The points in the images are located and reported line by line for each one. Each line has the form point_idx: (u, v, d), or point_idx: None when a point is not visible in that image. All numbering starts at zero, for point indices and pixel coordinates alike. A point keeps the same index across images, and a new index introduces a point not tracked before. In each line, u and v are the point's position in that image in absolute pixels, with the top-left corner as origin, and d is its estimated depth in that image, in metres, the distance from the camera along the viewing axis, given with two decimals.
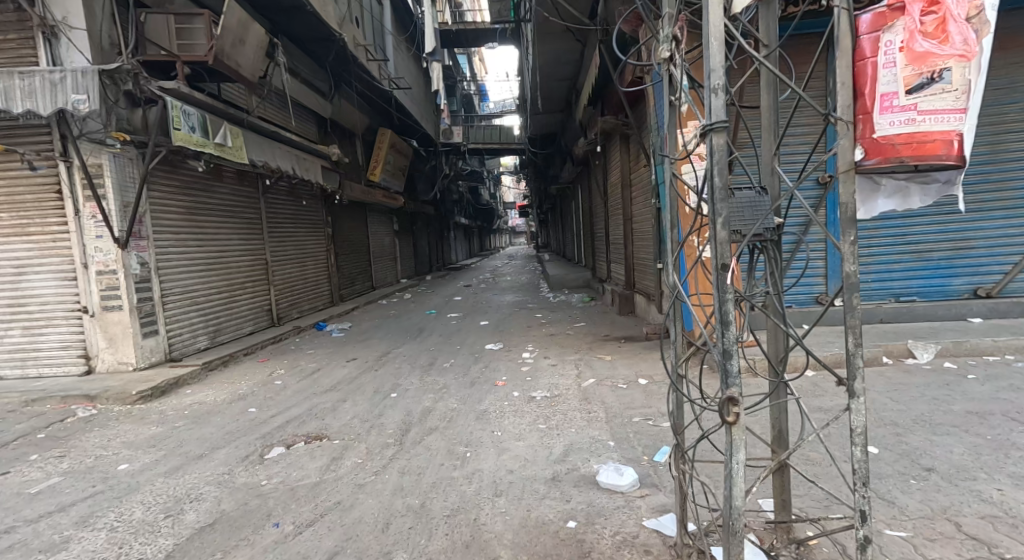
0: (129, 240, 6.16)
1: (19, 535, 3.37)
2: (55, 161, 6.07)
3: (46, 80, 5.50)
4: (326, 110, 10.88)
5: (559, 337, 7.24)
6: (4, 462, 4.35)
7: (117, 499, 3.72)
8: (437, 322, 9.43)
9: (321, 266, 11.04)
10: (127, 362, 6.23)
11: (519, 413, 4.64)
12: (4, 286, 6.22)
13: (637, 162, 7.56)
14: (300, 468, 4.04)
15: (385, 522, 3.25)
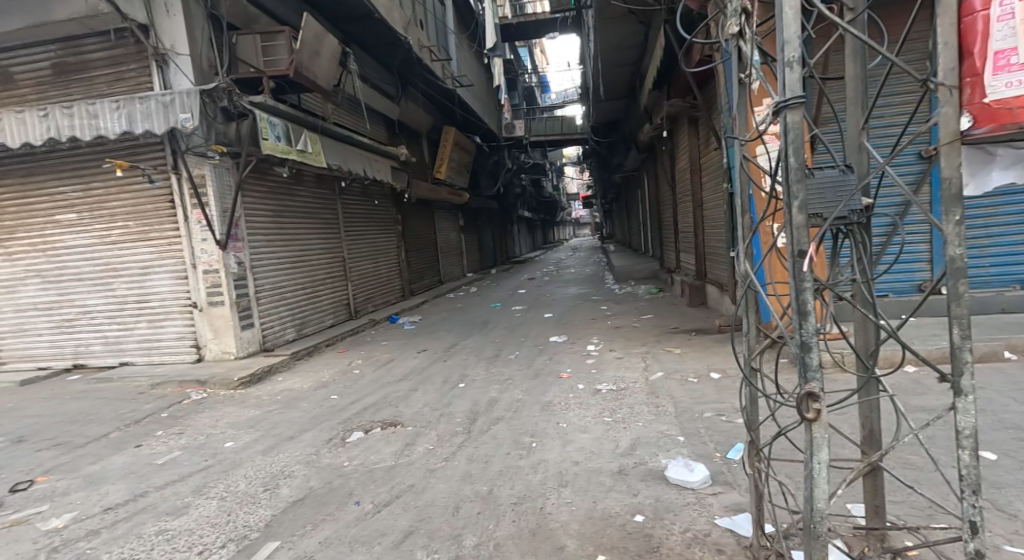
0: (228, 242, 6.65)
1: (147, 499, 3.71)
2: (170, 173, 6.57)
3: (159, 102, 5.95)
4: (394, 112, 11.22)
5: (624, 329, 7.13)
6: (136, 437, 4.84)
7: (223, 474, 4.03)
8: (501, 315, 9.51)
9: (393, 261, 11.43)
10: (230, 352, 6.73)
11: (584, 406, 4.60)
12: (131, 286, 6.84)
13: (706, 146, 7.32)
14: (377, 452, 4.21)
15: (456, 506, 3.32)
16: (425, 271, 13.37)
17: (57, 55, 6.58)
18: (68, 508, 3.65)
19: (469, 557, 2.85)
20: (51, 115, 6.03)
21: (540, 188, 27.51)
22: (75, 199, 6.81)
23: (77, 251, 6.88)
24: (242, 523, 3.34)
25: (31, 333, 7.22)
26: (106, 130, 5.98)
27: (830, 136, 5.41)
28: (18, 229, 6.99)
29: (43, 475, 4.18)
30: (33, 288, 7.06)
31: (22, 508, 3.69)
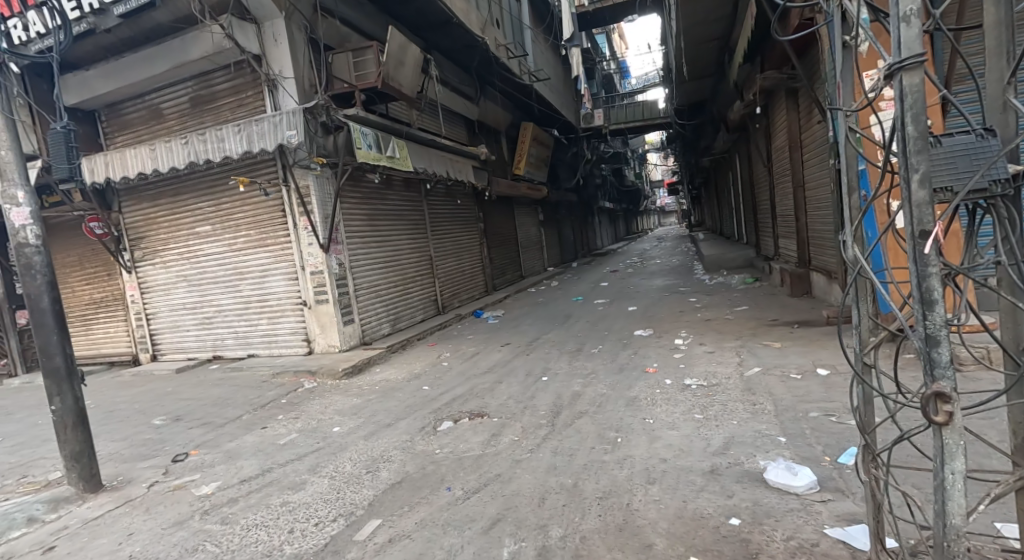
0: (330, 245, 7.08)
1: (271, 475, 4.05)
2: (282, 186, 7.10)
3: (270, 122, 6.40)
4: (473, 114, 11.44)
5: (716, 322, 6.83)
6: (259, 420, 5.30)
7: (332, 455, 4.31)
8: (582, 309, 9.40)
9: (477, 259, 11.66)
10: (334, 345, 7.16)
11: (672, 402, 4.45)
12: (253, 287, 7.50)
13: (808, 119, 6.80)
14: (466, 441, 4.31)
15: (541, 497, 3.34)
16: (507, 266, 13.49)
17: (193, 90, 7.37)
18: (212, 479, 4.06)
19: (555, 548, 2.84)
20: (190, 142, 6.69)
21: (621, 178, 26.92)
22: (210, 213, 7.57)
23: (214, 258, 7.67)
24: (350, 501, 3.54)
25: (179, 330, 8.12)
26: (230, 152, 6.53)
27: (965, 95, 4.88)
28: (169, 240, 7.88)
29: (194, 448, 4.69)
30: (183, 292, 7.96)
31: (179, 476, 4.16)
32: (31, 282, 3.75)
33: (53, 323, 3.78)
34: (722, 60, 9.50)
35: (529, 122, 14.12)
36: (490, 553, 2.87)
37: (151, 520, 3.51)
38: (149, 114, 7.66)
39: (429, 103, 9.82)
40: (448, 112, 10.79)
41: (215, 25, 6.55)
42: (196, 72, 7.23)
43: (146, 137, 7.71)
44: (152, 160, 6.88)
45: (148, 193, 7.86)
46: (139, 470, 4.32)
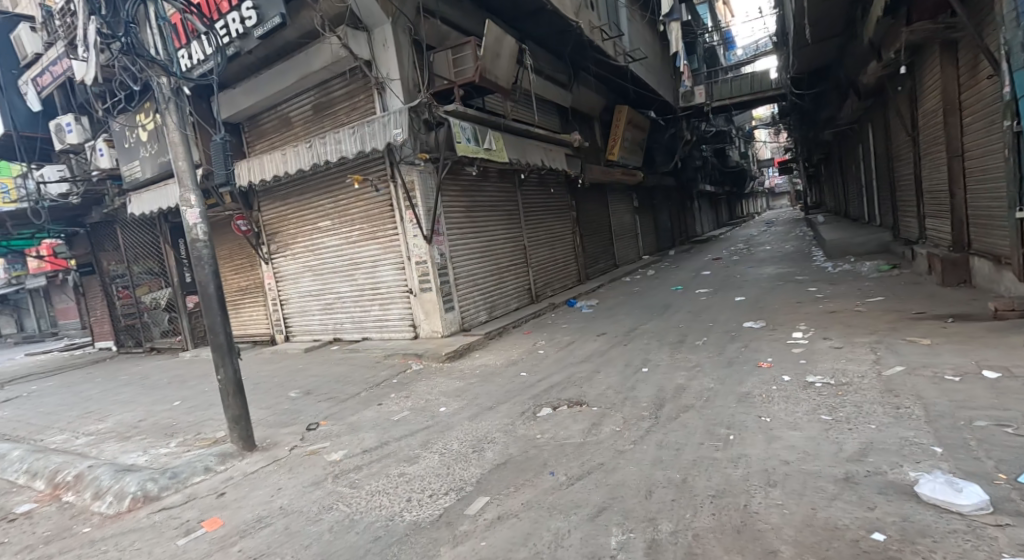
0: (433, 237, 7.35)
1: (389, 447, 4.47)
2: (390, 182, 7.46)
3: (380, 122, 6.74)
4: (566, 101, 11.30)
5: (843, 314, 6.25)
6: (373, 399, 5.68)
7: (440, 434, 4.57)
8: (683, 299, 9.01)
9: (571, 247, 11.59)
10: (437, 331, 7.44)
11: (794, 400, 4.13)
12: (366, 276, 7.97)
13: (973, 73, 5.97)
14: (566, 428, 4.31)
15: (648, 490, 3.25)
16: (601, 253, 13.27)
17: (314, 98, 7.91)
18: (341, 446, 4.62)
19: (665, 542, 2.78)
20: (313, 146, 7.24)
21: (725, 157, 25.46)
22: (330, 209, 8.14)
23: (333, 250, 8.26)
24: (460, 478, 3.77)
25: (305, 316, 8.88)
26: (347, 152, 6.95)
27: None
28: (297, 235, 8.61)
29: (324, 419, 5.28)
30: (308, 282, 8.67)
31: (313, 443, 4.79)
32: (204, 271, 4.53)
33: (218, 305, 4.46)
34: (854, 16, 8.60)
35: (623, 104, 13.74)
36: (598, 541, 2.87)
37: (295, 478, 4.16)
38: (280, 122, 8.35)
39: (522, 94, 9.90)
40: (541, 102, 10.80)
41: (333, 37, 7.02)
42: (316, 82, 7.75)
43: (278, 144, 8.43)
44: (282, 164, 7.55)
45: (280, 193, 8.62)
46: (282, 434, 5.03)
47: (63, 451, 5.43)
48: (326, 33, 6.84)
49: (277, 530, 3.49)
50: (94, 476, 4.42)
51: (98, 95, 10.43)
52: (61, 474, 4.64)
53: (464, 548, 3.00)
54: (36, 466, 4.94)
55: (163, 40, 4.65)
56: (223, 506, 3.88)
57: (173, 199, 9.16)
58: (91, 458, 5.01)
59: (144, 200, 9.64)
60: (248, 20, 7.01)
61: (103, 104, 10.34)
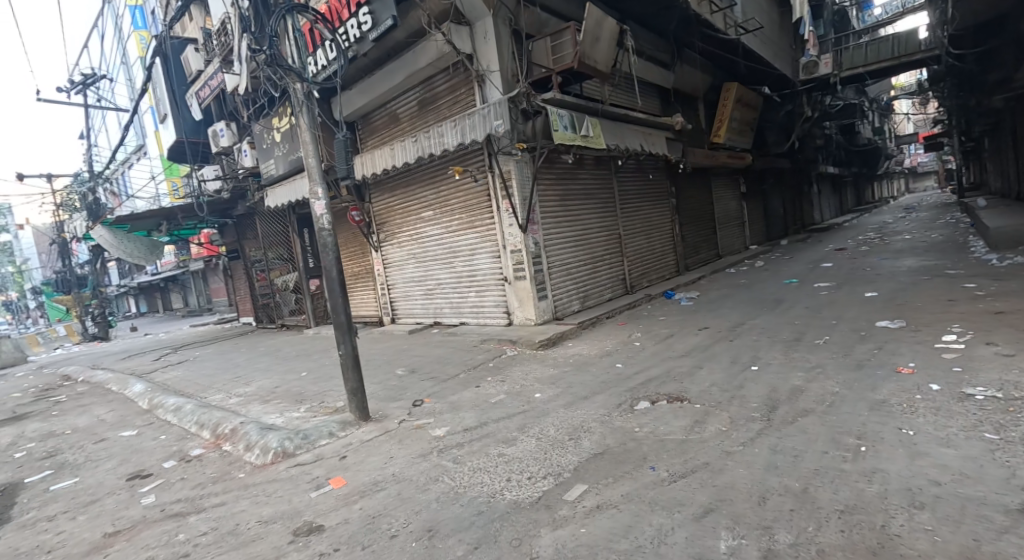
0: (529, 225, 7.38)
1: (488, 428, 4.58)
2: (488, 173, 7.59)
3: (481, 114, 6.87)
4: (667, 83, 10.83)
5: (1008, 316, 5.40)
6: (472, 380, 5.85)
7: (537, 419, 4.62)
8: (799, 294, 8.27)
9: (671, 236, 11.12)
10: (531, 319, 7.48)
11: (948, 414, 3.64)
12: (464, 264, 8.19)
13: None
14: (667, 424, 4.15)
15: (761, 496, 3.06)
16: (703, 243, 12.56)
17: (419, 94, 8.20)
18: (444, 423, 4.79)
19: (784, 554, 2.63)
20: (419, 140, 7.57)
21: (851, 133, 23.26)
22: (431, 199, 8.46)
23: (434, 239, 8.58)
24: (557, 463, 3.80)
25: (409, 300, 9.32)
26: (449, 144, 7.18)
27: None
28: (402, 225, 9.04)
29: (427, 397, 5.52)
30: (412, 268, 9.07)
31: (419, 418, 5.02)
32: (327, 254, 4.91)
33: (338, 286, 4.80)
34: None
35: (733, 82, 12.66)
36: (704, 543, 2.78)
37: (405, 449, 4.41)
38: (388, 119, 8.80)
39: (622, 78, 9.60)
40: (642, 85, 10.42)
41: (437, 34, 7.33)
42: (420, 79, 8.03)
43: (386, 139, 8.90)
44: (391, 158, 8.01)
45: (388, 185, 9.11)
46: (391, 408, 5.33)
47: (217, 408, 6.19)
48: (432, 31, 7.13)
49: (390, 495, 3.72)
50: (245, 431, 5.09)
51: (243, 102, 11.77)
52: (223, 426, 5.41)
53: (564, 532, 3.04)
54: (203, 418, 5.85)
55: (297, 49, 4.97)
56: (345, 467, 4.22)
57: (303, 189, 9.92)
58: (240, 415, 5.67)
59: (279, 194, 10.59)
60: (365, 24, 7.39)
61: (247, 110, 11.68)
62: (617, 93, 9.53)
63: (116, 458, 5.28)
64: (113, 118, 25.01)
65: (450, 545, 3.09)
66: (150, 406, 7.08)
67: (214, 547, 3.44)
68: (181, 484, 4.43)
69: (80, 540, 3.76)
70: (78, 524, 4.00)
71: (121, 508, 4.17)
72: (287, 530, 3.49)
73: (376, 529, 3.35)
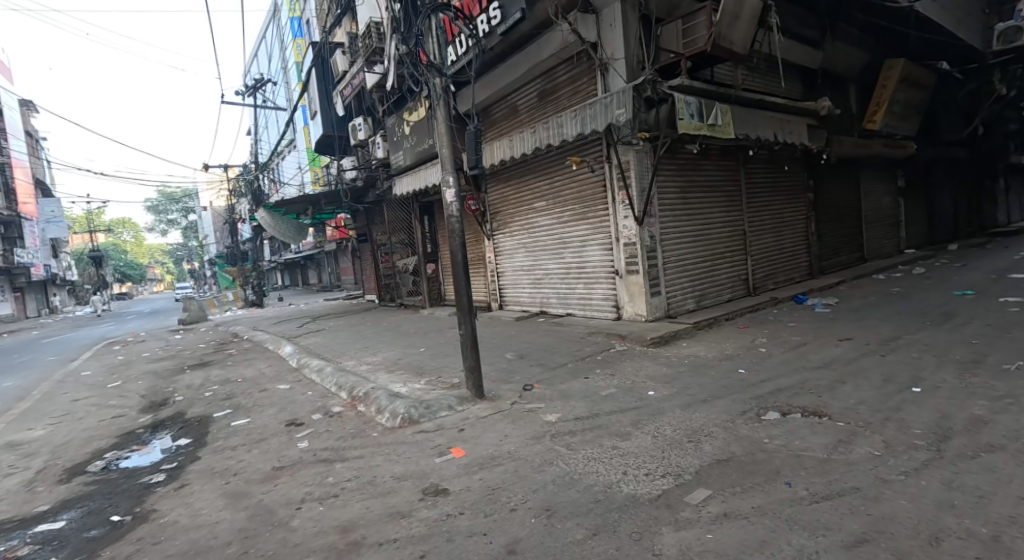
0: (645, 218, 7.31)
1: (602, 419, 4.59)
2: (605, 164, 7.67)
3: (601, 104, 6.93)
4: (815, 62, 9.68)
5: None
6: (581, 371, 5.93)
7: (652, 416, 4.53)
8: (977, 307, 7.07)
9: (811, 235, 10.14)
10: (641, 314, 7.44)
11: None
12: (575, 255, 8.42)
13: None
14: (804, 439, 3.79)
15: (933, 535, 2.70)
16: (849, 245, 11.22)
17: (541, 85, 8.38)
18: (555, 409, 4.90)
19: None
20: (538, 131, 7.90)
21: None
22: (545, 191, 8.85)
23: (545, 229, 8.97)
24: (676, 463, 3.67)
25: (518, 288, 9.85)
26: (568, 134, 7.36)
27: None
28: (517, 215, 9.58)
29: (537, 382, 5.69)
30: (522, 257, 9.58)
31: (530, 401, 5.18)
32: (454, 241, 5.32)
33: (462, 270, 5.13)
34: None
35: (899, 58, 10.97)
36: None
37: (519, 429, 4.56)
38: (508, 111, 9.21)
39: (761, 59, 8.79)
40: (786, 66, 9.46)
41: (564, 24, 7.40)
42: (543, 70, 8.18)
43: (505, 131, 9.41)
44: (509, 150, 8.55)
45: (506, 176, 9.68)
46: (503, 389, 5.57)
47: (351, 373, 6.88)
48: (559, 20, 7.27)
49: (506, 471, 3.87)
50: (376, 395, 5.62)
51: (379, 100, 13.05)
52: (357, 390, 5.99)
53: (689, 535, 2.93)
54: (342, 380, 6.55)
55: (439, 47, 5.37)
56: (464, 439, 4.46)
57: (432, 178, 10.62)
58: (372, 381, 6.25)
59: (404, 183, 11.74)
60: (495, 19, 8.21)
61: (382, 106, 12.93)
62: (754, 77, 8.70)
63: (277, 406, 6.10)
64: (275, 115, 28.59)
65: (568, 528, 3.12)
66: (300, 365, 8.06)
67: (356, 493, 3.82)
68: (328, 434, 5.00)
69: (254, 469, 4.40)
70: (252, 455, 4.68)
71: (283, 448, 4.81)
72: (417, 488, 3.78)
73: (497, 500, 3.49)
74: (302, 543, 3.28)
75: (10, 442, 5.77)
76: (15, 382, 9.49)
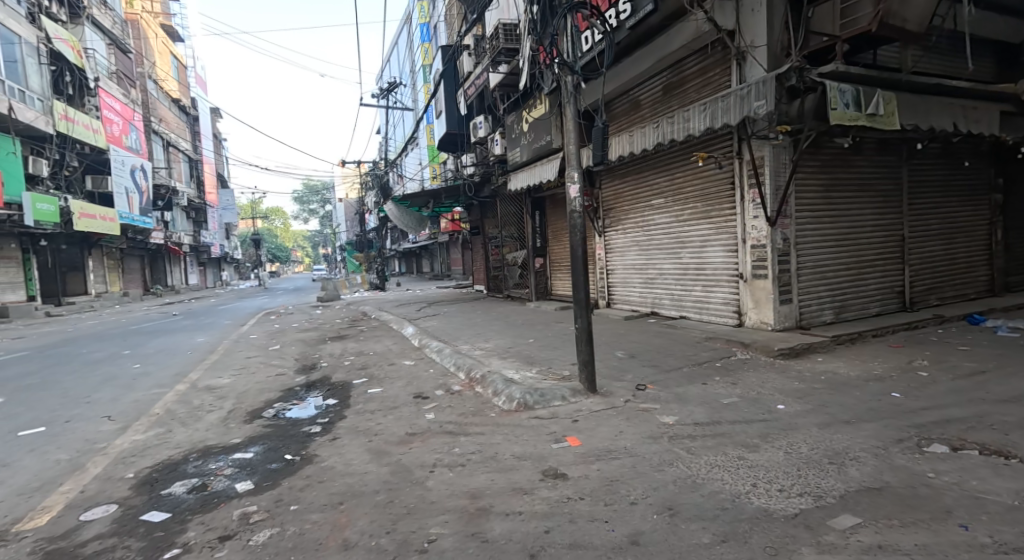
0: (778, 218, 6.95)
1: (722, 427, 4.48)
2: (735, 159, 7.45)
3: (736, 96, 6.55)
4: (1018, 35, 8.18)
5: None
6: (699, 377, 5.80)
7: (781, 431, 4.32)
8: None
9: (991, 242, 8.71)
10: (767, 322, 7.12)
11: None
12: (694, 255, 8.31)
13: None
14: (983, 480, 3.38)
15: None
16: None
17: (666, 78, 8.44)
18: (671, 412, 4.87)
19: None
20: (660, 126, 7.87)
21: None
22: (664, 187, 8.87)
23: (661, 227, 9.00)
24: (817, 484, 3.48)
25: (628, 286, 10.06)
26: (694, 130, 7.19)
27: None
28: (632, 212, 9.72)
29: (651, 383, 5.68)
30: (635, 255, 9.75)
31: (644, 401, 5.20)
32: (575, 236, 5.45)
33: (581, 265, 5.29)
34: None
35: None
36: None
37: (634, 427, 4.60)
38: (631, 106, 9.40)
39: (944, 36, 7.66)
40: (976, 43, 8.19)
41: (698, 13, 7.30)
42: (670, 63, 8.21)
43: (626, 125, 9.58)
44: (630, 145, 8.57)
45: (623, 172, 9.85)
46: (614, 386, 5.64)
47: (466, 355, 7.38)
48: (693, 9, 7.20)
49: (624, 465, 3.95)
50: (492, 379, 5.99)
51: (500, 97, 13.77)
52: (475, 372, 6.45)
53: None
54: (460, 361, 7.04)
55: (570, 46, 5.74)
56: (578, 430, 4.61)
57: (546, 174, 10.94)
58: (487, 365, 6.66)
59: (519, 179, 12.16)
60: (625, 13, 8.40)
61: (502, 104, 13.73)
62: (931, 57, 7.59)
63: (404, 379, 6.72)
64: (404, 114, 30.84)
65: (693, 530, 3.12)
66: (420, 344, 8.79)
67: (481, 465, 4.13)
68: (453, 409, 5.44)
69: (391, 432, 4.92)
70: (388, 420, 5.23)
71: (413, 417, 5.30)
72: (537, 469, 4.00)
73: (615, 492, 3.59)
74: (438, 502, 3.63)
75: (207, 385, 6.98)
76: (204, 337, 11.44)
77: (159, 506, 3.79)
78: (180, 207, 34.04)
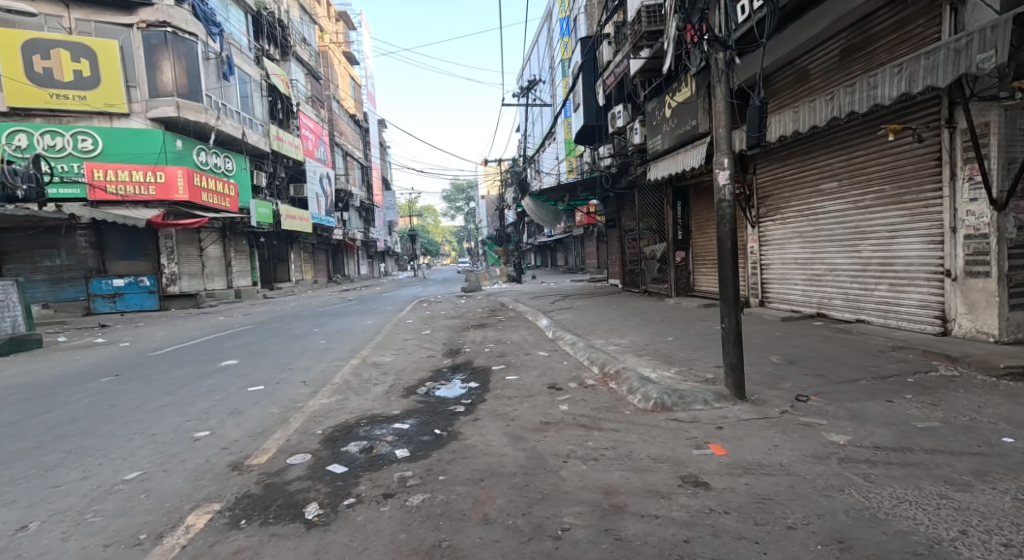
0: (1010, 200, 5.06)
1: (915, 455, 3.02)
2: (943, 130, 5.53)
3: (950, 50, 4.74)
4: None
5: None
6: (881, 393, 4.23)
7: (1015, 472, 2.78)
8: None
9: None
10: (988, 332, 5.21)
11: None
12: (879, 248, 6.46)
13: None
14: None
15: None
16: None
17: (846, 40, 6.59)
18: (841, 430, 3.46)
19: None
20: (835, 97, 6.17)
21: None
22: (836, 168, 7.04)
23: (831, 216, 7.20)
24: None
25: (786, 284, 8.31)
26: (883, 99, 5.47)
27: None
28: (793, 198, 7.96)
29: (816, 395, 4.21)
30: (795, 248, 7.99)
31: (805, 415, 3.80)
32: (723, 226, 4.17)
33: (730, 257, 4.03)
34: None
35: None
36: None
37: (793, 443, 3.28)
38: (795, 78, 7.60)
39: None
40: None
41: None
42: (851, 20, 6.38)
43: (788, 101, 7.77)
44: (794, 122, 6.95)
45: (781, 154, 8.10)
46: (768, 395, 4.27)
47: (602, 349, 6.39)
48: None
49: (779, 484, 2.74)
50: (629, 376, 4.95)
51: (641, 84, 12.46)
52: (609, 367, 5.45)
53: None
54: (595, 355, 6.08)
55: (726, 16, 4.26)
56: (723, 438, 3.41)
57: (691, 162, 9.63)
58: (623, 361, 5.61)
59: (660, 167, 10.91)
60: None
61: (642, 91, 12.41)
62: None
63: (539, 368, 5.95)
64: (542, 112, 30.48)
65: None
66: (555, 336, 7.97)
67: (617, 461, 3.13)
68: (586, 402, 4.51)
69: (526, 418, 4.11)
70: (524, 407, 4.43)
71: (548, 406, 4.44)
72: (674, 473, 2.92)
73: (769, 512, 2.49)
74: (572, 492, 2.74)
75: (373, 361, 6.83)
76: (372, 320, 11.76)
77: (340, 459, 3.33)
78: (355, 208, 37.00)
